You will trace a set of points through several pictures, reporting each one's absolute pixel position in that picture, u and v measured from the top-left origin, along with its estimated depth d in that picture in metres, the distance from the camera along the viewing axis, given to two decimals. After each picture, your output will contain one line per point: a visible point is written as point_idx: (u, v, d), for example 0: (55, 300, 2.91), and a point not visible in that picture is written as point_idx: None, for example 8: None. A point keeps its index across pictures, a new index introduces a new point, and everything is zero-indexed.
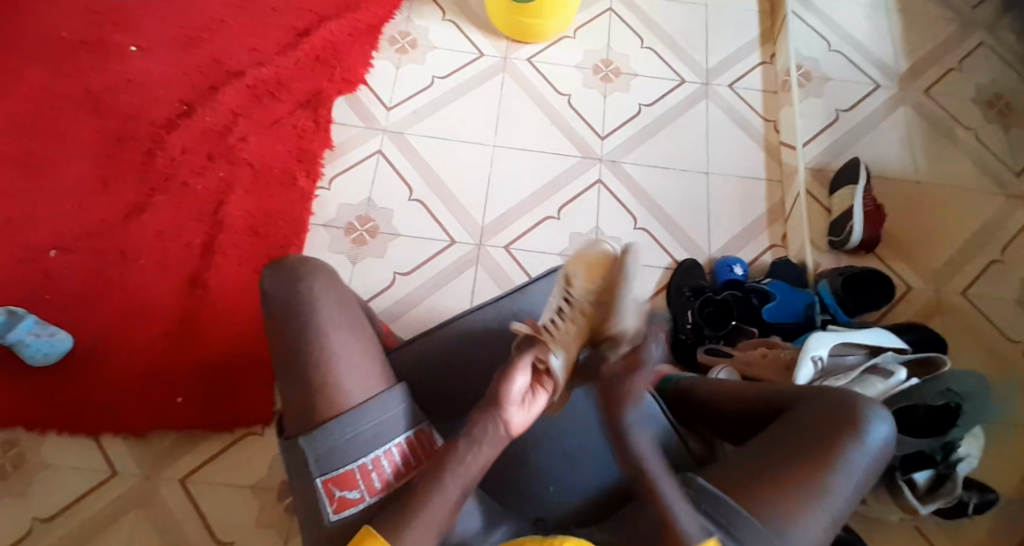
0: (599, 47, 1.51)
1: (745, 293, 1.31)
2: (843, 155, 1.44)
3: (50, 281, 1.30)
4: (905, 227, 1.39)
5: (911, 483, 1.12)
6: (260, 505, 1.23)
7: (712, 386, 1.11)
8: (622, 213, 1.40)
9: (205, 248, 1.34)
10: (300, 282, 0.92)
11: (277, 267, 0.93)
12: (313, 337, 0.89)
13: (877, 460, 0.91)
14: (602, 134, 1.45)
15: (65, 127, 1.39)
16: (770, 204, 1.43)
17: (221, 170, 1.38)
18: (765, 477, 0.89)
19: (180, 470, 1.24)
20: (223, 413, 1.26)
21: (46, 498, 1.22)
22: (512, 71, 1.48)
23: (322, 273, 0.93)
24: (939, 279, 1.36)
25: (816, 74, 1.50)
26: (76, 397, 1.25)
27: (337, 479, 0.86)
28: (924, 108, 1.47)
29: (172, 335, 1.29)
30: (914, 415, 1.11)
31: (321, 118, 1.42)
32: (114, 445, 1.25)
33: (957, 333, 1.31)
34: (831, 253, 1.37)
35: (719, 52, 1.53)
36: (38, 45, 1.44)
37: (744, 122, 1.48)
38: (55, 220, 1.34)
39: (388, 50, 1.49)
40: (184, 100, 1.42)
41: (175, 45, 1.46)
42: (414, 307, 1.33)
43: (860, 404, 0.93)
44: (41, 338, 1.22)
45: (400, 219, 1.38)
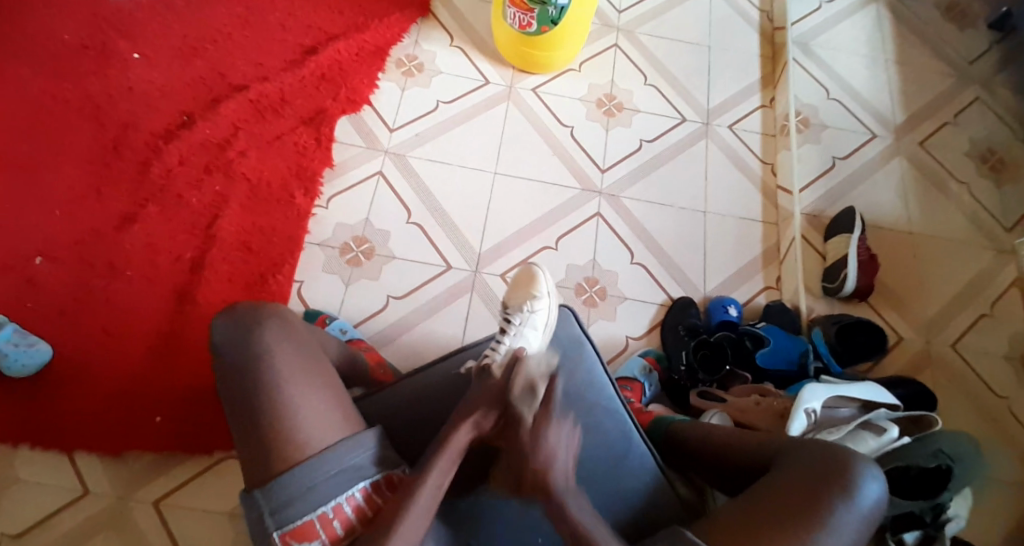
0: (603, 81, 1.52)
1: (739, 336, 1.32)
2: (838, 203, 1.46)
3: (36, 288, 1.28)
4: (897, 277, 1.41)
5: (899, 543, 1.12)
6: (236, 533, 1.21)
7: (699, 434, 1.13)
8: (620, 247, 1.41)
9: (198, 261, 1.33)
10: (252, 329, 0.93)
11: (230, 313, 0.95)
12: (267, 383, 0.90)
13: (868, 519, 0.94)
14: (603, 167, 1.45)
15: (61, 133, 1.38)
16: (766, 246, 1.44)
17: (219, 183, 1.37)
18: (756, 531, 0.92)
19: (155, 492, 1.22)
20: (202, 434, 1.24)
21: (14, 515, 1.19)
22: (516, 100, 1.49)
23: (273, 320, 0.95)
24: (930, 331, 1.37)
25: (814, 121, 1.52)
26: (52, 410, 1.22)
27: (296, 531, 0.85)
28: (919, 160, 1.50)
29: (157, 348, 1.27)
30: (907, 475, 1.11)
31: (323, 136, 1.42)
32: (88, 463, 1.22)
33: (944, 385, 1.33)
34: (826, 301, 1.39)
35: (720, 93, 1.54)
36: (40, 48, 1.43)
37: (742, 163, 1.49)
38: (46, 225, 1.32)
39: (393, 72, 1.49)
40: (185, 111, 1.41)
41: (179, 55, 1.45)
42: (407, 332, 1.32)
43: (851, 463, 0.96)
44: (19, 349, 1.19)
45: (397, 242, 1.37)
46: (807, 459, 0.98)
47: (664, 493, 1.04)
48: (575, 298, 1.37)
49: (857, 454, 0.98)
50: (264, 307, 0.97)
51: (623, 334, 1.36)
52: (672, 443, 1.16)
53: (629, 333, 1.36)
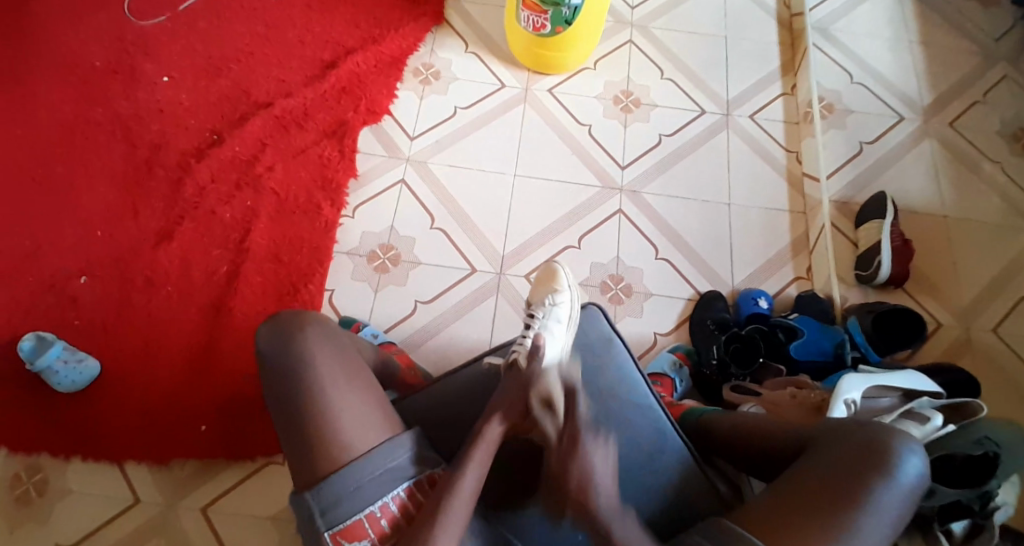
0: (619, 78, 1.52)
1: (770, 328, 1.30)
2: (868, 188, 1.43)
3: (79, 307, 1.33)
4: (933, 262, 1.37)
5: (946, 533, 1.05)
6: (280, 535, 1.24)
7: (732, 422, 1.11)
8: (644, 244, 1.40)
9: (230, 275, 1.36)
10: (291, 334, 0.96)
11: (270, 321, 0.98)
12: (308, 386, 0.93)
13: (909, 495, 0.91)
14: (623, 164, 1.45)
15: (99, 157, 1.43)
16: (795, 236, 1.42)
17: (248, 198, 1.40)
18: (796, 516, 0.91)
19: (201, 499, 1.25)
20: (243, 442, 1.27)
21: (68, 524, 1.23)
22: (533, 102, 1.50)
23: (312, 325, 0.98)
24: (969, 316, 1.33)
25: (839, 106, 1.49)
26: (99, 424, 1.27)
27: (345, 531, 0.88)
28: (950, 141, 1.46)
29: (195, 360, 1.31)
30: (951, 464, 1.07)
31: (346, 147, 1.45)
32: (136, 472, 1.26)
33: (986, 371, 1.29)
34: (859, 288, 1.36)
35: (740, 83, 1.53)
36: (74, 76, 1.49)
37: (766, 153, 1.47)
38: (85, 246, 1.37)
39: (411, 81, 1.52)
40: (213, 130, 1.45)
41: (205, 76, 1.50)
42: (435, 336, 1.34)
43: (887, 440, 0.93)
44: (70, 365, 1.25)
45: (422, 248, 1.39)
46: (841, 438, 0.96)
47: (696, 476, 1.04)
48: (601, 296, 1.36)
49: (894, 429, 0.95)
50: (303, 315, 1.00)
51: (651, 330, 1.36)
52: (703, 434, 1.15)
53: (656, 329, 1.35)
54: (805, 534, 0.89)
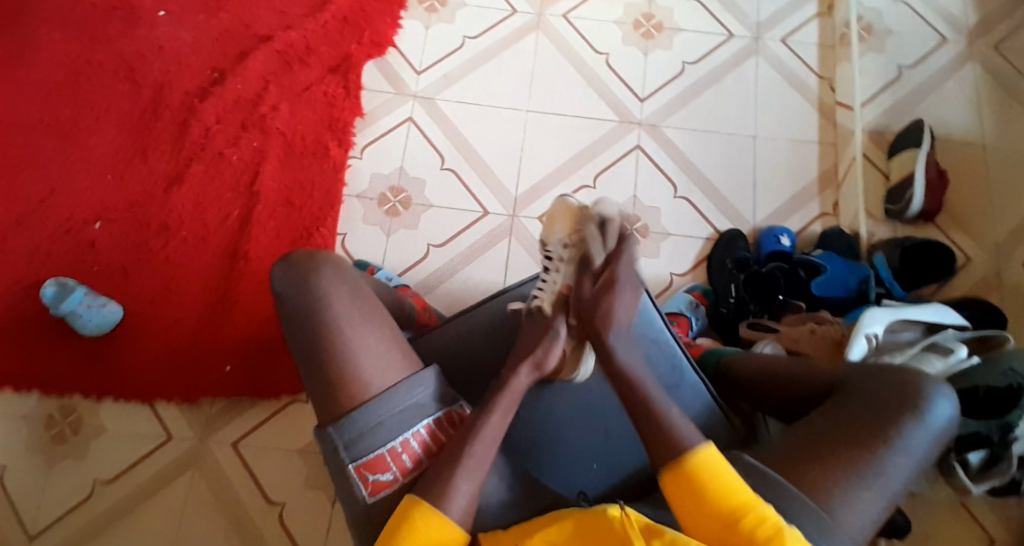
0: (639, 0, 1.42)
1: (792, 265, 1.26)
2: (906, 116, 1.33)
3: (98, 253, 1.35)
4: (967, 193, 1.29)
5: (964, 463, 1.10)
6: (307, 467, 1.31)
7: (757, 363, 1.11)
8: (661, 181, 1.35)
9: (243, 220, 1.36)
10: (306, 276, 0.96)
11: (287, 260, 0.98)
12: (328, 329, 0.94)
13: (939, 437, 0.91)
14: (642, 97, 1.37)
15: (104, 98, 1.40)
16: (822, 169, 1.35)
17: (255, 139, 1.37)
18: (819, 453, 0.90)
19: (231, 434, 1.32)
20: (266, 381, 1.33)
21: (105, 461, 1.31)
22: (547, 29, 1.41)
23: (329, 264, 0.98)
24: (1001, 254, 1.25)
25: (878, 27, 1.38)
26: (128, 366, 1.33)
27: (368, 464, 0.90)
28: (999, 63, 1.33)
29: (216, 302, 1.35)
30: (975, 396, 1.08)
31: (351, 83, 1.39)
32: (167, 411, 1.33)
33: (1018, 312, 1.23)
34: (888, 223, 1.29)
35: (770, 3, 1.42)
36: (72, 14, 1.44)
37: (796, 80, 1.38)
38: (99, 193, 1.37)
39: (417, 9, 1.43)
40: (215, 68, 1.40)
41: (204, 10, 1.44)
42: (449, 280, 1.32)
43: (922, 385, 0.92)
44: (93, 309, 1.29)
45: (433, 190, 1.36)
46: (873, 382, 0.95)
47: (724, 426, 1.04)
48: None
49: (927, 374, 0.94)
50: (318, 255, 1.00)
51: (668, 271, 1.33)
52: (726, 375, 1.15)
53: (673, 270, 1.33)
54: (827, 472, 0.88)
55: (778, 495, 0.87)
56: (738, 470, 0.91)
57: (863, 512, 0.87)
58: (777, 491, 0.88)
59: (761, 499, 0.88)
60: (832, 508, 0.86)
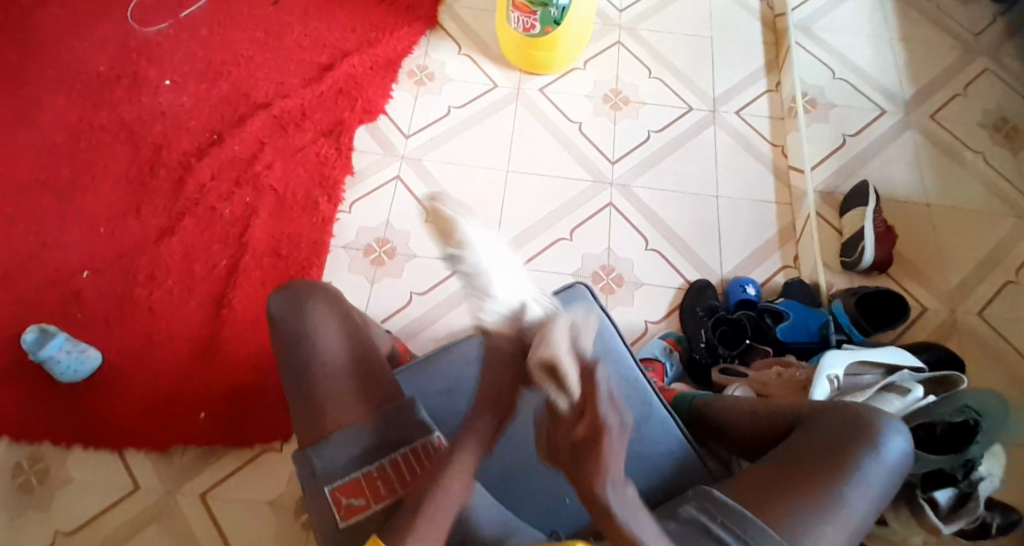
0: (608, 77, 1.57)
1: (758, 314, 1.32)
2: (851, 178, 1.47)
3: (82, 300, 1.35)
4: (918, 247, 1.40)
5: (931, 502, 1.07)
6: (278, 521, 1.25)
7: (727, 405, 1.11)
8: (634, 236, 1.43)
9: (230, 269, 1.39)
10: (298, 305, 0.99)
11: (282, 290, 1.00)
12: (311, 360, 0.96)
13: (895, 472, 0.94)
14: (612, 159, 1.49)
15: (103, 157, 1.47)
16: (781, 226, 1.45)
17: (248, 195, 1.44)
18: (782, 489, 0.92)
19: (201, 485, 1.26)
20: (242, 430, 1.28)
21: (68, 513, 1.24)
22: (525, 101, 1.54)
23: (321, 296, 1.00)
24: (954, 300, 1.36)
25: (821, 101, 1.54)
26: (101, 415, 1.28)
27: (343, 488, 0.90)
28: (931, 133, 1.50)
29: (197, 351, 1.33)
30: (933, 434, 1.09)
31: (343, 145, 1.49)
32: (138, 461, 1.27)
33: (974, 353, 1.31)
34: (845, 274, 1.38)
35: (726, 81, 1.57)
36: (77, 81, 1.53)
37: (753, 148, 1.51)
38: (89, 243, 1.40)
39: (406, 83, 1.56)
40: (213, 130, 1.50)
41: (206, 80, 1.54)
42: (430, 325, 1.36)
43: (874, 421, 0.96)
44: (71, 355, 1.27)
45: (417, 242, 1.42)
46: (829, 420, 0.98)
47: (695, 463, 1.05)
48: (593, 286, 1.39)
49: (879, 410, 0.98)
50: (320, 285, 1.03)
51: (642, 319, 1.38)
52: (697, 419, 1.16)
53: (647, 318, 1.38)
54: (792, 506, 0.90)
55: (743, 530, 0.89)
56: (707, 506, 0.92)
57: (827, 544, 0.89)
58: (742, 525, 0.89)
59: (728, 534, 0.89)
60: (798, 541, 0.88)
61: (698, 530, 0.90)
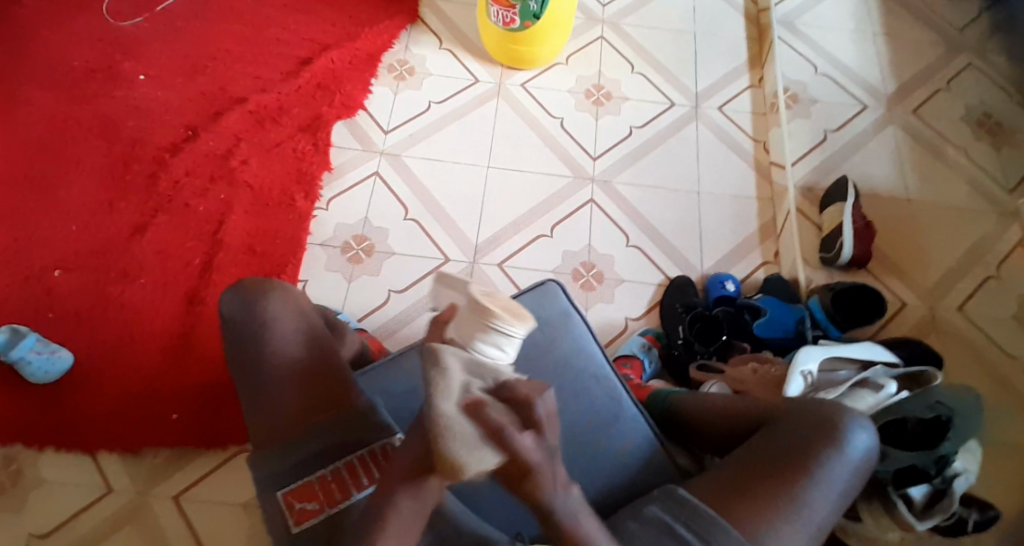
0: (590, 73, 1.56)
1: (736, 309, 1.32)
2: (832, 173, 1.46)
3: (55, 298, 1.34)
4: (898, 243, 1.40)
5: (905, 499, 1.07)
6: (252, 522, 1.23)
7: (697, 401, 1.11)
8: (614, 231, 1.42)
9: (204, 267, 1.37)
10: (253, 303, 0.97)
11: (236, 287, 1.00)
12: (273, 355, 0.96)
13: (860, 469, 0.94)
14: (594, 155, 1.48)
15: (76, 153, 1.45)
16: (762, 221, 1.44)
17: (223, 192, 1.42)
18: (746, 486, 0.92)
19: (174, 486, 1.25)
20: (213, 431, 1.27)
21: (41, 514, 1.22)
22: (506, 96, 1.53)
23: (274, 291, 0.99)
24: (933, 296, 1.36)
25: (803, 96, 1.53)
26: (71, 416, 1.27)
27: (297, 492, 0.91)
28: (913, 128, 1.50)
29: (169, 351, 1.31)
30: (905, 429, 1.09)
31: (321, 141, 1.47)
32: (109, 462, 1.26)
33: (953, 349, 1.31)
34: (825, 270, 1.37)
35: (708, 76, 1.57)
36: (51, 75, 1.51)
37: (735, 143, 1.50)
38: (61, 241, 1.38)
39: (386, 77, 1.55)
40: (189, 126, 1.48)
41: (182, 74, 1.52)
42: (410, 323, 1.35)
43: (841, 419, 0.95)
44: (43, 356, 1.25)
45: (395, 238, 1.41)
46: (797, 417, 0.98)
47: (665, 463, 1.05)
48: (573, 283, 1.38)
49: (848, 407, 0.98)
50: (267, 281, 1.01)
51: (622, 315, 1.37)
52: (667, 414, 1.15)
53: (628, 315, 1.36)
54: (757, 508, 0.90)
55: (705, 530, 0.90)
56: (670, 506, 0.93)
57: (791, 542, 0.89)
58: (705, 526, 0.90)
59: (692, 536, 0.90)
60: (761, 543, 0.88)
61: (663, 531, 0.91)
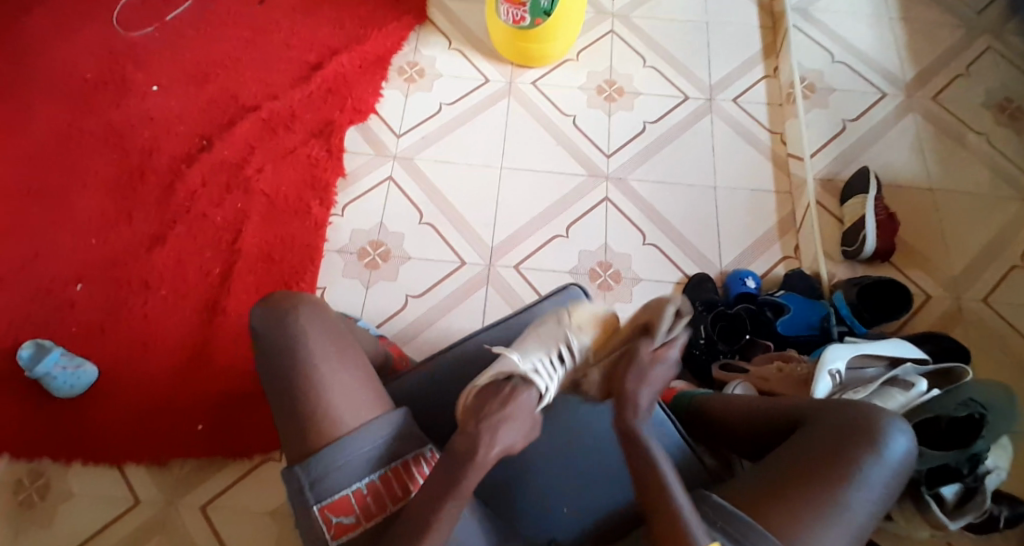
0: (601, 68, 1.54)
1: (758, 306, 1.31)
2: (852, 164, 1.44)
3: (76, 313, 1.35)
4: (920, 233, 1.38)
5: (937, 498, 1.09)
6: (279, 530, 1.24)
7: (725, 402, 1.11)
8: (631, 229, 1.41)
9: (223, 277, 1.37)
10: (284, 318, 0.98)
11: (266, 302, 1.01)
12: (303, 363, 0.96)
13: (897, 471, 0.93)
14: (608, 152, 1.47)
15: (93, 166, 1.45)
16: (781, 215, 1.42)
17: (238, 201, 1.42)
18: (781, 490, 0.92)
19: (201, 497, 1.26)
20: (238, 441, 1.28)
21: (72, 527, 1.24)
22: (517, 94, 1.52)
23: (304, 306, 1.00)
24: (958, 287, 1.34)
25: (819, 85, 1.51)
26: (98, 429, 1.28)
27: (333, 505, 0.91)
28: (933, 114, 1.47)
29: (191, 362, 1.32)
30: (937, 427, 1.10)
31: (334, 147, 1.47)
32: (137, 474, 1.27)
33: (979, 340, 1.29)
34: (846, 264, 1.36)
35: (721, 67, 1.54)
36: (64, 89, 1.51)
37: (752, 136, 1.48)
38: (79, 255, 1.38)
39: (396, 80, 1.54)
40: (202, 135, 1.48)
41: (193, 84, 1.52)
42: (427, 328, 1.35)
43: (876, 420, 0.94)
44: (67, 371, 1.26)
45: (411, 242, 1.40)
46: (830, 418, 0.97)
47: (691, 462, 1.06)
48: (591, 283, 1.37)
49: (882, 408, 0.97)
50: (297, 295, 1.03)
51: None
52: (696, 415, 1.15)
53: None
54: (794, 513, 0.89)
55: (742, 534, 0.89)
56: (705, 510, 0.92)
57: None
58: (741, 529, 0.89)
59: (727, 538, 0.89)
60: None
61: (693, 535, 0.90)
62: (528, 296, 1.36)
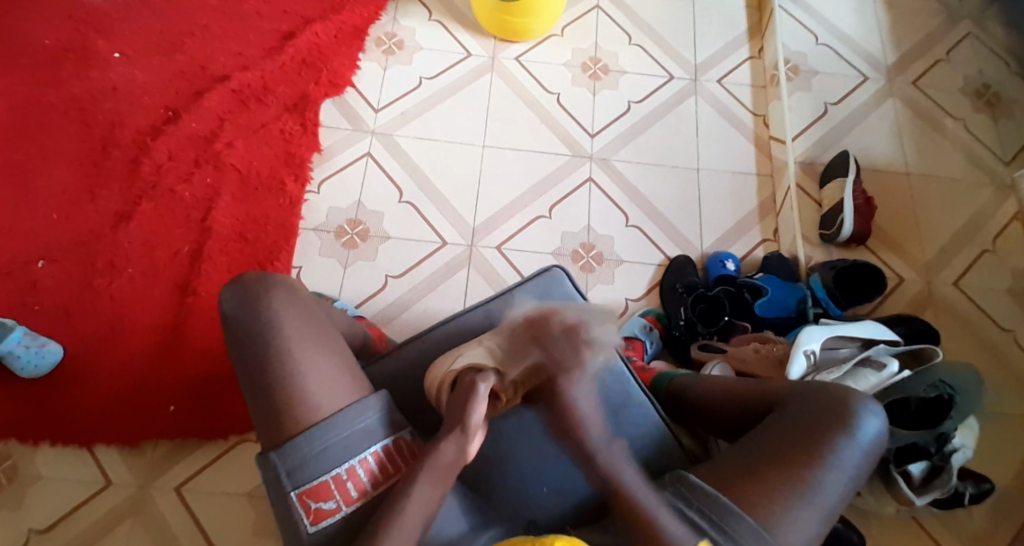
0: (586, 45, 1.52)
1: (737, 288, 1.31)
2: (832, 148, 1.44)
3: (39, 291, 1.29)
4: (895, 219, 1.40)
5: (905, 476, 1.11)
6: (257, 513, 1.22)
7: (708, 386, 1.07)
8: (613, 210, 1.40)
9: (194, 255, 1.33)
10: (259, 303, 0.92)
11: (238, 285, 0.94)
12: (279, 353, 0.90)
13: (869, 453, 0.89)
14: (592, 132, 1.45)
15: (54, 138, 1.38)
16: (761, 198, 1.43)
17: (209, 176, 1.37)
18: (757, 471, 0.87)
19: (175, 479, 1.23)
20: (213, 421, 1.25)
21: (41, 510, 1.20)
22: (500, 71, 1.49)
23: (278, 289, 0.94)
24: (930, 272, 1.36)
25: (803, 68, 1.51)
26: (66, 410, 1.24)
27: (311, 491, 0.87)
28: (913, 100, 1.48)
29: (162, 344, 1.28)
30: (907, 408, 1.13)
31: (309, 121, 1.42)
32: (107, 456, 1.23)
33: (950, 325, 1.32)
34: (823, 247, 1.37)
35: (706, 48, 1.54)
36: (21, 53, 1.43)
37: (733, 117, 1.48)
38: (42, 230, 1.32)
39: (374, 52, 1.49)
40: (170, 107, 1.41)
41: (160, 52, 1.45)
42: (407, 310, 1.32)
43: (848, 401, 0.91)
44: (32, 350, 1.21)
45: (390, 221, 1.37)
46: (804, 400, 0.94)
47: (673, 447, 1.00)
48: (573, 265, 1.36)
49: (855, 389, 0.94)
50: (270, 276, 0.97)
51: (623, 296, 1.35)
52: (675, 396, 1.11)
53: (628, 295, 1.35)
54: (767, 496, 0.85)
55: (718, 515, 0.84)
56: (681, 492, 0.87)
57: (800, 531, 0.85)
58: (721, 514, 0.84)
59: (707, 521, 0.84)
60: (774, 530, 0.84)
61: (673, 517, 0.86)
62: (510, 277, 1.35)
